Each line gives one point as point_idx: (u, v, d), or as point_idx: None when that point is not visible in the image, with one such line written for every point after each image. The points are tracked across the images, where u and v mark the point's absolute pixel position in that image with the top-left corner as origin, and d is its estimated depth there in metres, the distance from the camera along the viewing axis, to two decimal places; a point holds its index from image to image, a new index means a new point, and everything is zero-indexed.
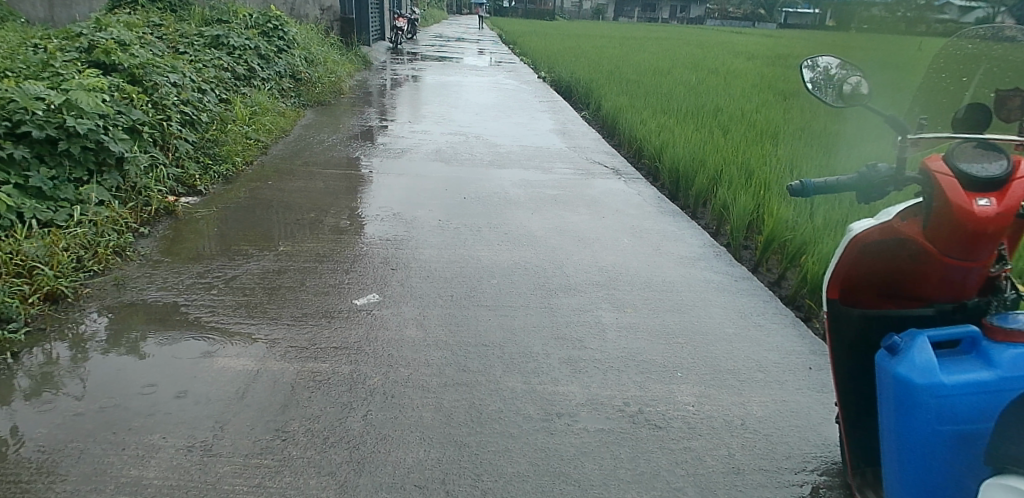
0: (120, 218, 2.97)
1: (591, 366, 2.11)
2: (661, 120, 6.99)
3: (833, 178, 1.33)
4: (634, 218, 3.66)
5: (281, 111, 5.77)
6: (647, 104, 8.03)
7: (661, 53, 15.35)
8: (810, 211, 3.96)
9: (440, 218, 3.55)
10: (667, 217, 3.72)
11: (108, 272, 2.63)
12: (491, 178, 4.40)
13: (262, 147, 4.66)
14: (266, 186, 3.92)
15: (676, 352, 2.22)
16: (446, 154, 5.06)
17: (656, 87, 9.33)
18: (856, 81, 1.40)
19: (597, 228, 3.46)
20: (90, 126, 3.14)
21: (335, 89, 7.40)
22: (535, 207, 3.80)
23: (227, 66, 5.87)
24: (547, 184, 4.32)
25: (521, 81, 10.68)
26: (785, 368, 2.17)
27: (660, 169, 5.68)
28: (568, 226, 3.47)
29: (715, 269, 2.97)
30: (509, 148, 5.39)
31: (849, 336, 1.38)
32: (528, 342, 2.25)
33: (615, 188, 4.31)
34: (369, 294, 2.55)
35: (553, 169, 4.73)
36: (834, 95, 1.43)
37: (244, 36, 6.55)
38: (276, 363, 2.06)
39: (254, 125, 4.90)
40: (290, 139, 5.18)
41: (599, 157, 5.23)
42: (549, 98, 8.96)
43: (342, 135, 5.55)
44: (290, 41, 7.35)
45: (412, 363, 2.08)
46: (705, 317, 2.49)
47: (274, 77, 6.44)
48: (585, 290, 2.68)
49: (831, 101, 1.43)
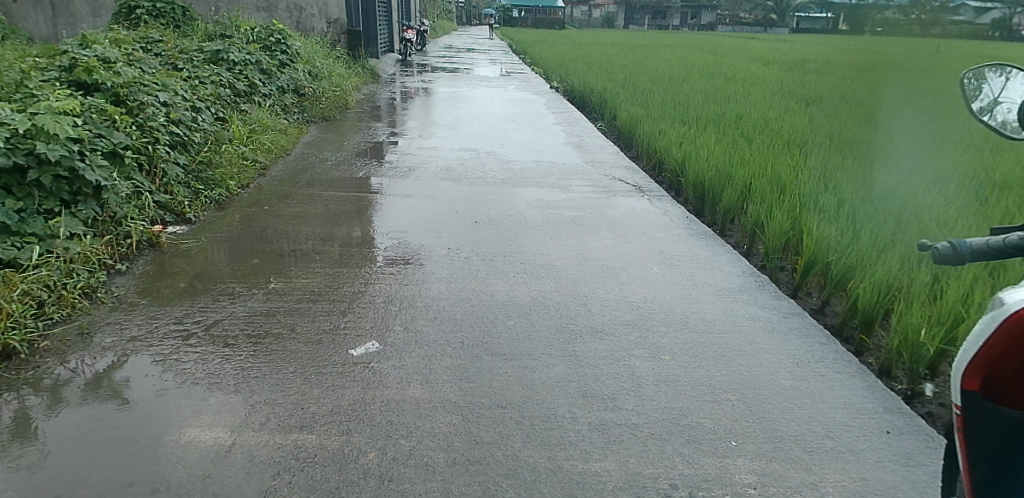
0: (93, 254, 2.67)
1: (627, 434, 1.77)
2: (682, 131, 6.69)
3: (996, 238, 1.11)
4: (663, 242, 3.33)
5: (282, 128, 5.51)
6: (666, 113, 7.74)
7: (672, 61, 15.08)
8: (851, 242, 3.68)
9: (449, 246, 3.23)
10: (699, 240, 3.37)
11: (73, 320, 2.32)
12: (507, 199, 4.09)
13: (259, 169, 4.36)
14: (263, 212, 3.64)
15: (727, 413, 1.88)
16: (455, 171, 4.76)
17: (672, 96, 8.99)
18: (1002, 84, 1.27)
19: (621, 255, 3.14)
20: (63, 152, 2.85)
21: (340, 103, 7.15)
22: (553, 231, 3.48)
23: (225, 82, 5.62)
24: (564, 204, 4.00)
25: (531, 91, 10.39)
26: (859, 433, 1.82)
27: (683, 183, 5.52)
28: (589, 253, 3.14)
29: (761, 305, 2.63)
30: (522, 163, 5.07)
31: (996, 443, 1.04)
32: (552, 402, 1.91)
33: (637, 206, 3.98)
34: (368, 343, 2.22)
35: (569, 187, 4.40)
36: (1008, 128, 1.20)
37: (245, 51, 6.31)
38: (254, 435, 1.73)
39: (252, 146, 4.63)
40: (291, 158, 4.90)
41: (619, 172, 4.90)
42: (563, 109, 8.63)
43: (347, 153, 5.26)
44: (293, 55, 7.08)
45: (415, 432, 1.75)
46: (755, 366, 2.15)
47: (275, 93, 6.17)
48: (613, 332, 2.34)
49: (1007, 132, 1.20)
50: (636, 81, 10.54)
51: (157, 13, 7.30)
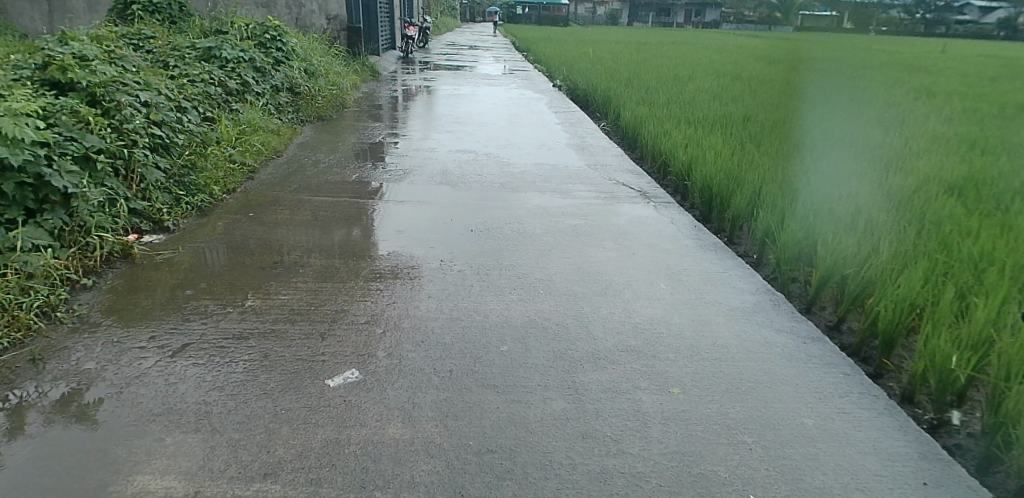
0: (57, 269, 2.47)
1: (632, 485, 1.58)
2: (688, 132, 6.48)
3: None
4: (670, 255, 3.12)
5: (275, 129, 5.31)
6: (672, 113, 7.53)
7: (677, 59, 14.83)
8: (868, 255, 3.49)
9: (443, 258, 3.04)
10: (709, 252, 3.17)
11: (27, 343, 2.13)
12: (505, 206, 3.88)
13: (247, 172, 4.16)
14: (246, 219, 3.45)
15: (744, 459, 1.68)
16: (453, 175, 4.56)
17: (678, 96, 8.77)
18: None
19: (626, 269, 2.93)
20: (28, 157, 2.65)
21: (337, 102, 6.95)
22: (553, 242, 3.27)
23: (217, 80, 5.43)
24: (566, 211, 3.80)
25: (534, 90, 10.17)
26: (892, 485, 1.62)
27: (689, 187, 5.31)
28: (591, 267, 2.94)
29: (776, 329, 2.43)
30: (523, 166, 4.87)
31: None
32: (548, 445, 1.71)
33: (643, 214, 3.78)
34: (347, 372, 2.02)
35: (572, 192, 4.20)
36: None
37: (238, 48, 6.12)
38: (213, 484, 1.54)
39: (241, 147, 4.44)
40: (282, 160, 4.71)
41: (623, 176, 4.69)
42: (566, 108, 8.41)
43: (341, 155, 5.07)
44: (289, 52, 6.88)
45: (393, 483, 1.55)
46: (773, 402, 1.95)
47: (269, 91, 5.98)
48: (617, 359, 2.15)
49: None
50: (641, 79, 10.32)
51: (154, 9, 7.15)
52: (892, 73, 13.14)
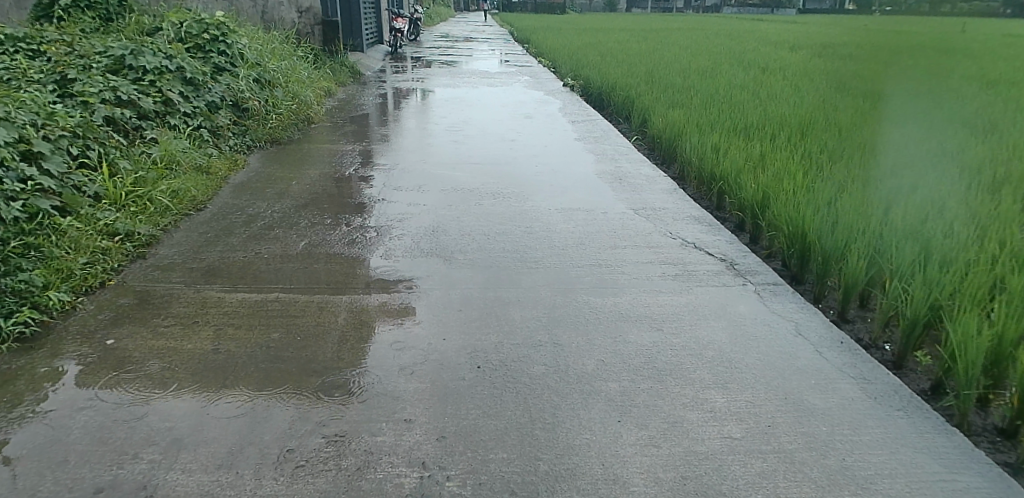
0: None
1: None
2: (745, 147, 5.06)
3: None
4: (837, 434, 1.73)
5: (202, 166, 3.90)
6: (716, 118, 6.10)
7: (696, 47, 13.32)
8: None
9: (427, 453, 1.64)
10: (900, 425, 1.78)
11: None
12: (531, 301, 2.48)
13: (136, 248, 2.78)
14: (98, 354, 2.06)
15: None
16: (447, 235, 3.16)
17: (718, 94, 7.32)
18: None
19: (775, 484, 1.55)
20: None
21: (301, 116, 5.51)
22: (622, 396, 1.88)
23: (125, 97, 4.04)
24: (625, 312, 2.39)
25: (542, 90, 8.70)
26: None
27: (766, 229, 3.89)
28: (709, 481, 1.55)
29: None
30: (547, 214, 3.46)
31: None
32: None
33: (749, 316, 2.37)
34: None
35: (624, 266, 2.80)
36: None
37: (163, 53, 4.71)
38: None
39: (133, 207, 3.05)
40: (203, 215, 3.29)
41: (688, 228, 3.28)
42: (586, 115, 6.96)
43: (291, 200, 3.65)
44: (236, 56, 5.43)
45: None
46: None
47: (203, 110, 4.57)
48: None
49: None
50: (667, 74, 8.85)
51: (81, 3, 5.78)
52: (943, 57, 11.64)
